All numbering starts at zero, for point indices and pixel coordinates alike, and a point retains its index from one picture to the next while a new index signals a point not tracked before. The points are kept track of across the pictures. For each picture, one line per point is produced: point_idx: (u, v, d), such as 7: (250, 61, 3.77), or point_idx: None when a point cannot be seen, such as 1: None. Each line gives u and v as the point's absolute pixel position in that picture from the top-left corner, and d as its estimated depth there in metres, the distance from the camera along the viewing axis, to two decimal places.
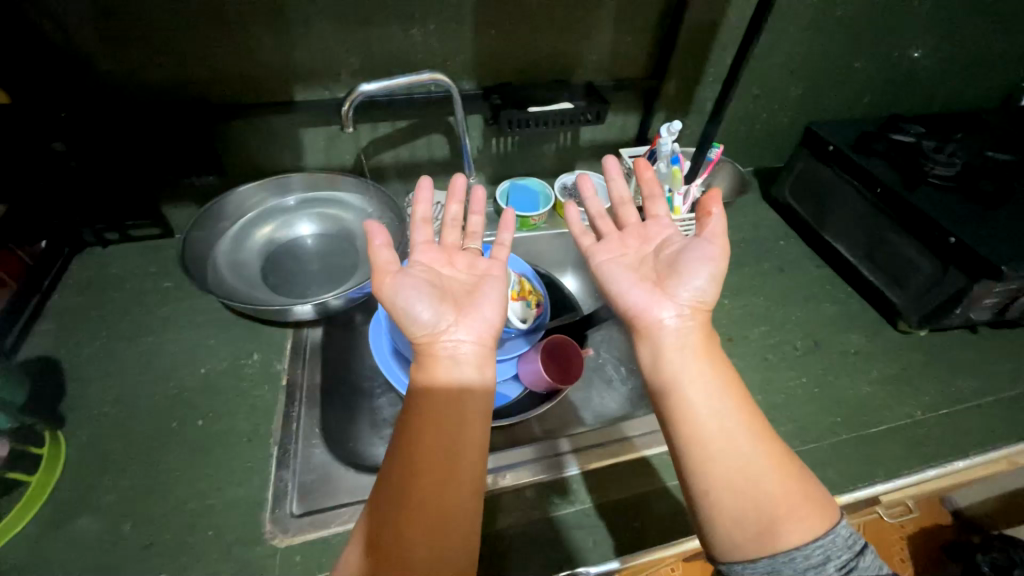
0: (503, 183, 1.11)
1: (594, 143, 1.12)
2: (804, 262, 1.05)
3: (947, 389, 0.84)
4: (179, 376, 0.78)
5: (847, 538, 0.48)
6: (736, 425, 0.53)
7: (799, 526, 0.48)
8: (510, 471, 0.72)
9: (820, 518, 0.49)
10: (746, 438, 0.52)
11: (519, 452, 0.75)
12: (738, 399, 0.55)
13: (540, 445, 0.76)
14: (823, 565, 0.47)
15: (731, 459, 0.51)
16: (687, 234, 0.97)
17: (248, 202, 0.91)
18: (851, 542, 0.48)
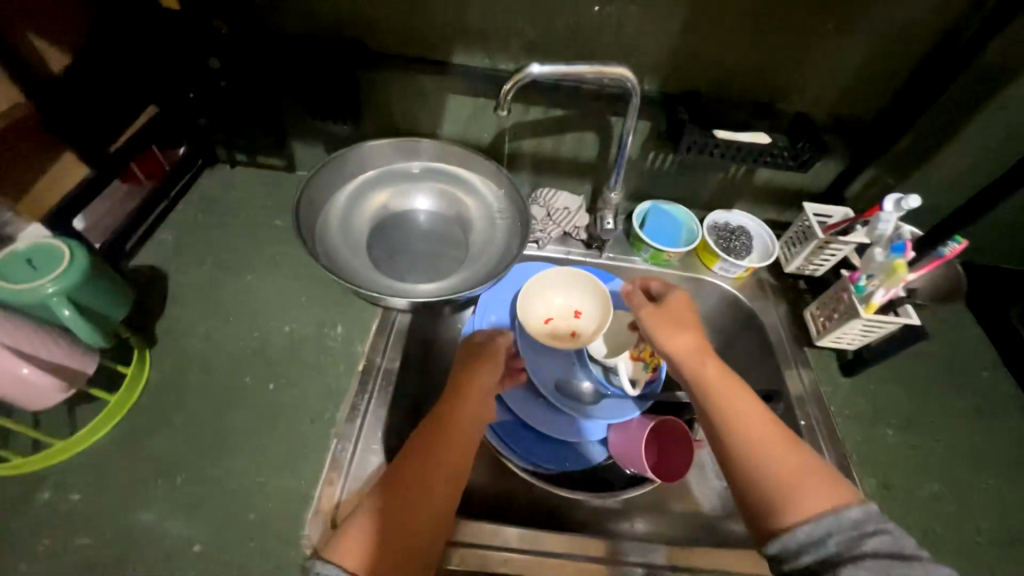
0: (644, 203, 0.94)
1: (771, 184, 0.91)
2: (1012, 412, 0.78)
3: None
4: (265, 327, 0.75)
5: (855, 520, 0.46)
6: (742, 423, 0.56)
7: (805, 510, 0.48)
8: (573, 560, 0.62)
9: (830, 503, 0.48)
10: (754, 430, 0.55)
11: (588, 542, 0.63)
12: (740, 397, 0.58)
13: (617, 542, 0.63)
14: (823, 539, 0.46)
15: (742, 452, 0.54)
16: (866, 336, 0.75)
17: (373, 160, 0.83)
18: (861, 525, 0.46)
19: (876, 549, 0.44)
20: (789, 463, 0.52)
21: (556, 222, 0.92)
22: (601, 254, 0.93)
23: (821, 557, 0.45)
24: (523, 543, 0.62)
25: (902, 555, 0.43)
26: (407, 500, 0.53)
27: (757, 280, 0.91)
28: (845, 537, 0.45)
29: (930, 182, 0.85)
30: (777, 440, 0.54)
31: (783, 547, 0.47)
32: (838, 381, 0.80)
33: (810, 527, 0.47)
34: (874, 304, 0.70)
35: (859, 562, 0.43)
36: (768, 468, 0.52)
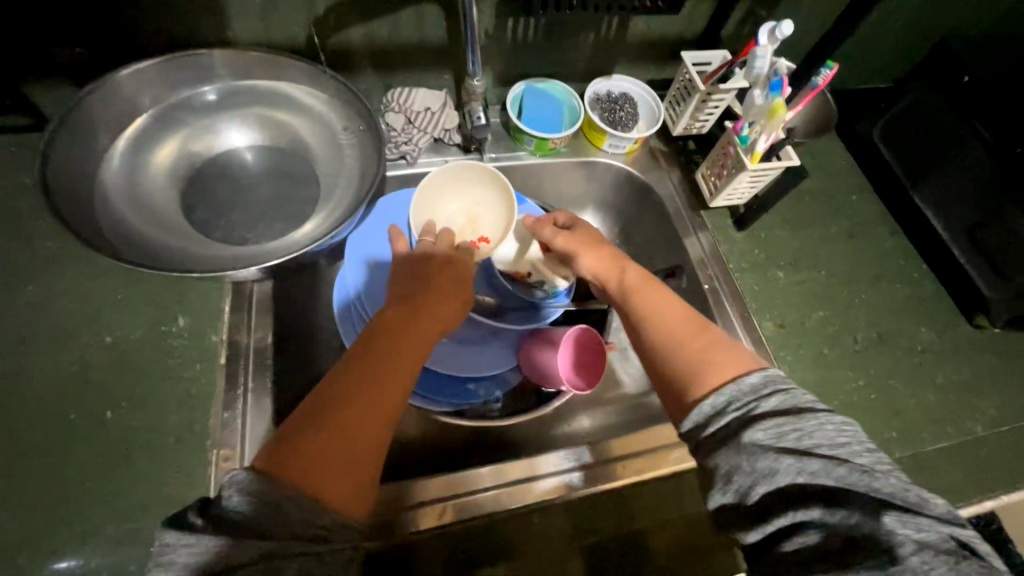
0: (517, 85, 0.81)
1: (647, 38, 0.81)
2: (878, 227, 0.85)
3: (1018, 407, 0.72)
4: (78, 346, 0.59)
5: (753, 385, 0.47)
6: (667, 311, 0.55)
7: (710, 383, 0.48)
8: (516, 489, 0.60)
9: (732, 370, 0.49)
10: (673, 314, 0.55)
11: (528, 464, 0.61)
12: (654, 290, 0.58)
13: (561, 455, 0.62)
14: (724, 408, 0.46)
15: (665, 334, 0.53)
16: (754, 189, 0.75)
17: (146, 90, 0.61)
18: (759, 388, 0.46)
19: (771, 407, 0.45)
20: (698, 337, 0.52)
21: (419, 127, 0.77)
22: (482, 157, 0.82)
23: (728, 425, 0.45)
24: (494, 480, 0.60)
25: (795, 408, 0.45)
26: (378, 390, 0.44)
27: (648, 149, 0.86)
28: (745, 402, 0.46)
29: (799, 6, 0.79)
30: (690, 325, 0.54)
31: (693, 422, 0.47)
32: (733, 237, 0.80)
33: (713, 398, 0.47)
34: (758, 153, 0.67)
35: (757, 424, 0.44)
36: (676, 351, 0.52)
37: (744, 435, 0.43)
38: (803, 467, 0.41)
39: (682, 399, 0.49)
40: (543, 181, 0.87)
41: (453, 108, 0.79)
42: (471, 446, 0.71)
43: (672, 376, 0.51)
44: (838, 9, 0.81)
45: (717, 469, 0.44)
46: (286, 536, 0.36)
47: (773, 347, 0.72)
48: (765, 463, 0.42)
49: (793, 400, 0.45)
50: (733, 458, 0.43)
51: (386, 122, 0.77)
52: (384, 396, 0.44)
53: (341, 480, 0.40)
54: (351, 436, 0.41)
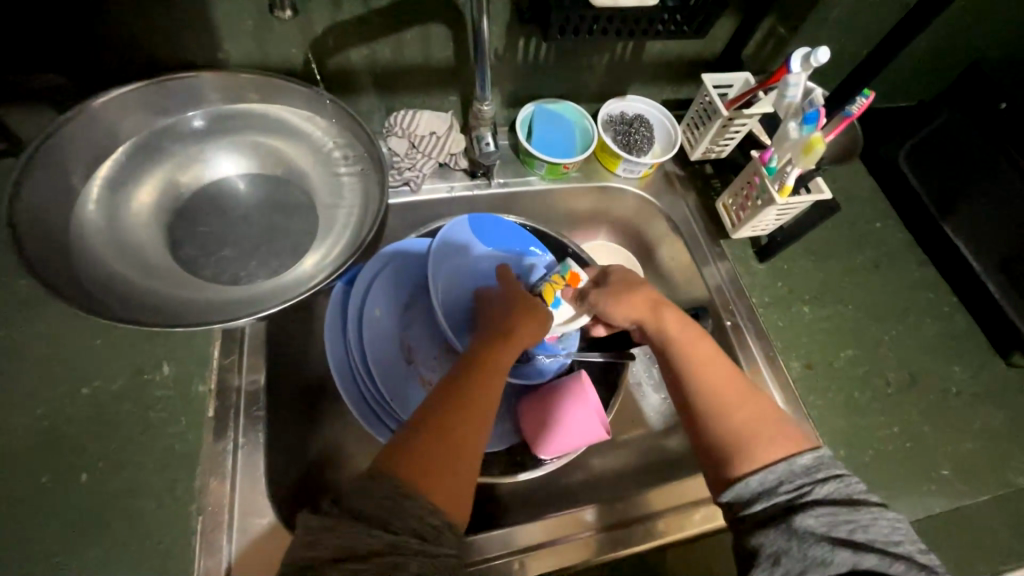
0: (527, 107, 0.77)
1: (664, 59, 0.77)
2: (906, 257, 0.80)
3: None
4: (51, 399, 0.54)
5: (807, 466, 0.45)
6: (716, 377, 0.53)
7: (759, 459, 0.47)
8: (529, 556, 0.55)
9: (782, 450, 0.47)
10: (725, 381, 0.53)
11: (545, 527, 0.57)
12: (706, 351, 0.56)
13: (579, 515, 0.58)
14: (774, 488, 0.45)
15: (710, 399, 0.52)
16: (778, 221, 0.71)
17: (130, 117, 0.57)
18: (811, 470, 0.45)
19: (824, 494, 0.43)
20: (749, 408, 0.51)
21: (423, 152, 0.73)
22: (489, 182, 0.77)
23: (776, 505, 0.43)
24: (507, 545, 0.56)
25: (851, 499, 0.43)
26: (474, 397, 0.47)
27: (664, 174, 0.82)
28: (797, 485, 0.44)
29: (824, 26, 0.75)
30: (739, 392, 0.52)
31: (737, 494, 0.46)
32: (755, 269, 0.76)
33: (763, 475, 0.45)
34: (788, 187, 0.62)
35: (810, 510, 0.42)
36: (728, 421, 0.50)
37: (795, 519, 0.42)
38: (857, 561, 0.39)
39: (729, 475, 0.47)
40: (553, 206, 0.83)
41: (459, 131, 0.75)
42: (479, 499, 0.66)
43: (714, 448, 0.50)
44: (866, 28, 0.77)
45: (761, 549, 0.42)
46: (405, 531, 0.37)
47: (801, 390, 0.68)
48: (817, 551, 0.40)
49: (846, 488, 0.44)
50: (780, 540, 0.41)
51: (389, 146, 0.73)
52: (478, 401, 0.47)
53: (449, 486, 0.42)
54: (451, 440, 0.43)
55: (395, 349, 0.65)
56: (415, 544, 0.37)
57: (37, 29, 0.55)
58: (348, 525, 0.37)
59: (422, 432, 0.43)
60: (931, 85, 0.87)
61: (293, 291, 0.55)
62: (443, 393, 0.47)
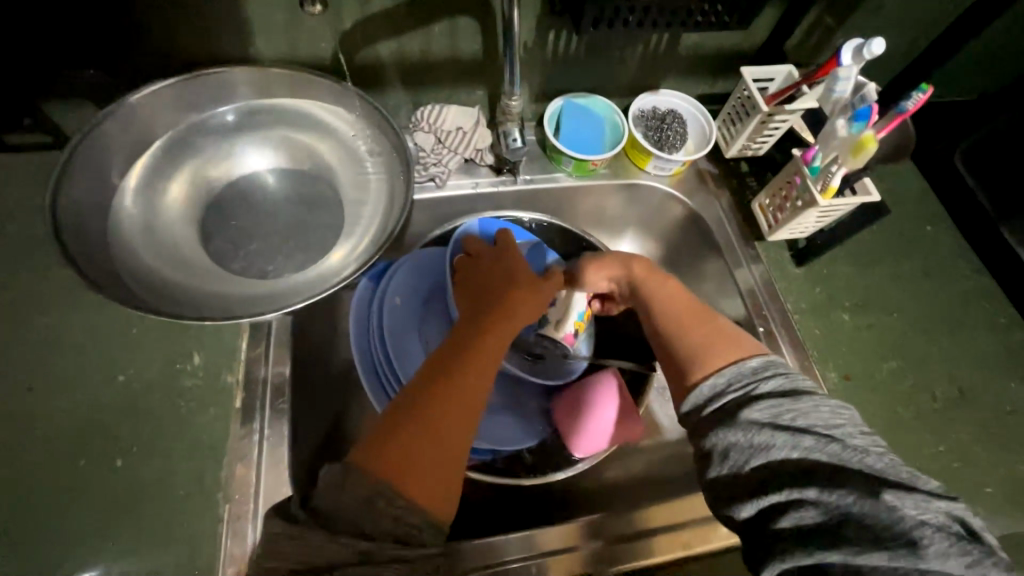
0: (555, 101, 0.75)
1: (701, 51, 0.73)
2: (959, 264, 0.75)
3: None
4: (90, 385, 0.56)
5: (755, 368, 0.46)
6: (673, 297, 0.54)
7: (712, 364, 0.47)
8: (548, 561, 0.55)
9: (734, 354, 0.48)
10: (677, 299, 0.54)
11: (564, 531, 0.56)
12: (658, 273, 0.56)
13: (597, 520, 0.57)
14: (724, 389, 0.45)
15: (664, 313, 0.53)
16: (819, 223, 0.67)
17: (165, 112, 0.58)
18: (758, 371, 0.46)
19: (768, 389, 0.44)
20: (708, 330, 0.50)
21: (449, 147, 0.72)
22: (515, 179, 0.76)
23: (725, 404, 0.44)
24: (526, 549, 0.55)
25: (794, 392, 0.44)
26: (466, 382, 0.44)
27: (697, 171, 0.79)
28: (744, 384, 0.45)
29: (878, 14, 0.70)
30: (694, 309, 0.53)
31: (694, 401, 0.46)
32: (791, 274, 0.72)
33: (715, 378, 0.46)
34: (833, 188, 0.59)
35: (754, 405, 0.43)
36: (685, 335, 0.50)
37: (741, 414, 0.43)
38: (797, 444, 0.40)
39: (684, 383, 0.48)
40: (580, 203, 0.81)
41: (485, 127, 0.74)
42: (499, 500, 0.65)
43: (669, 360, 0.50)
44: (925, 17, 0.71)
45: (714, 447, 0.43)
46: (380, 536, 0.37)
47: (837, 402, 0.64)
48: (760, 439, 0.41)
49: (790, 383, 0.44)
50: (732, 435, 0.42)
51: (415, 141, 0.72)
52: (466, 389, 0.44)
53: (431, 481, 0.39)
54: (436, 431, 0.41)
55: (415, 344, 0.64)
56: (390, 549, 0.36)
57: (80, 27, 0.57)
58: (320, 533, 0.36)
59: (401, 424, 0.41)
60: (995, 78, 0.81)
61: (318, 287, 0.55)
62: (428, 380, 0.44)
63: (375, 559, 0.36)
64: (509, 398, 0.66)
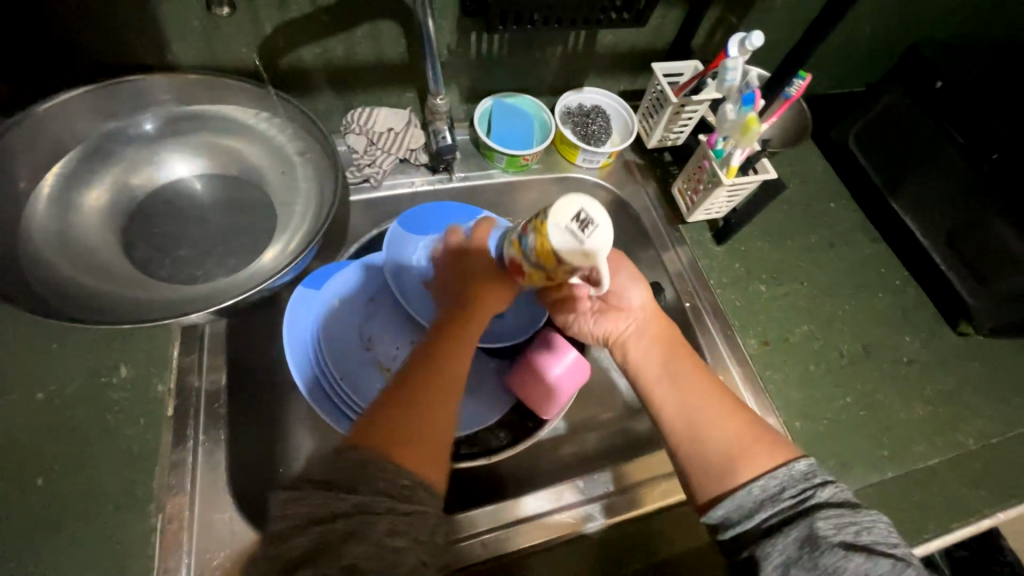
0: (485, 101, 0.79)
1: (617, 51, 0.79)
2: (859, 235, 0.83)
3: (1017, 422, 0.69)
4: (4, 405, 0.53)
5: (804, 472, 0.47)
6: (702, 392, 0.55)
7: (746, 476, 0.48)
8: (513, 532, 0.58)
9: (773, 461, 0.49)
10: (699, 388, 0.55)
11: (528, 503, 0.60)
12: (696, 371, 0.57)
13: (554, 490, 0.61)
14: (778, 495, 0.46)
15: (699, 404, 0.54)
16: (731, 203, 0.73)
17: (78, 121, 0.56)
18: (810, 475, 0.46)
19: (828, 497, 0.45)
20: (739, 426, 0.52)
21: (383, 148, 0.74)
22: (451, 176, 0.79)
23: (781, 512, 0.45)
24: (492, 522, 0.59)
25: (851, 502, 0.45)
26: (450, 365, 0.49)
27: (624, 163, 0.84)
28: (800, 489, 0.46)
29: (768, 14, 0.78)
30: (722, 403, 0.54)
31: (720, 515, 0.47)
32: (714, 252, 0.78)
33: (761, 485, 0.47)
34: (734, 167, 0.64)
35: (818, 514, 0.43)
36: (714, 438, 0.51)
37: (803, 526, 0.43)
38: (872, 568, 0.40)
39: (715, 495, 0.48)
40: (517, 198, 0.85)
41: (417, 127, 0.76)
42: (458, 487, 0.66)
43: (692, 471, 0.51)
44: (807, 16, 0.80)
45: (768, 558, 0.43)
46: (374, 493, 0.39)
47: (759, 367, 0.70)
48: (830, 559, 0.41)
49: (846, 494, 0.45)
50: (790, 549, 0.42)
51: (348, 144, 0.73)
52: (451, 369, 0.49)
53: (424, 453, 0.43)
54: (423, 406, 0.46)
55: (353, 338, 0.65)
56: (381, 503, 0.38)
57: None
58: (314, 492, 0.38)
59: (394, 406, 0.45)
60: (877, 71, 0.91)
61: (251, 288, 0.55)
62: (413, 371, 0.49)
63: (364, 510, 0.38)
64: None
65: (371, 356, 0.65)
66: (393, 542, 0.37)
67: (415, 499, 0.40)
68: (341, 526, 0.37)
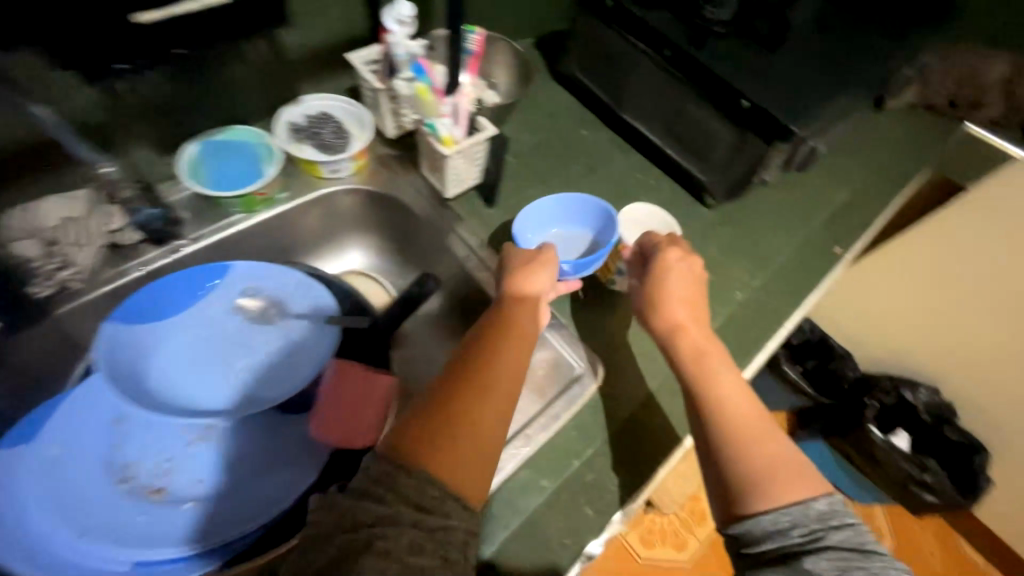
0: (189, 146, 0.70)
1: (307, 51, 0.73)
2: (611, 150, 0.89)
3: (766, 265, 0.81)
4: None
5: (825, 512, 0.52)
6: (751, 402, 0.59)
7: (772, 498, 0.53)
8: None
9: (807, 492, 0.54)
10: (749, 406, 0.59)
11: None
12: (743, 392, 0.59)
13: None
14: (790, 530, 0.52)
15: (744, 413, 0.58)
16: (478, 167, 0.73)
17: None
18: (827, 516, 0.52)
19: (838, 540, 0.50)
20: (759, 422, 0.58)
21: (71, 242, 0.62)
22: (183, 242, 0.69)
23: (785, 547, 0.51)
24: None
25: (860, 547, 0.51)
26: (461, 409, 0.53)
27: (376, 159, 0.80)
28: (812, 530, 0.51)
29: None
30: (762, 424, 0.58)
31: (739, 527, 0.53)
32: (488, 215, 0.78)
33: (777, 515, 0.52)
34: (445, 137, 0.66)
35: (822, 555, 0.49)
36: (742, 455, 0.55)
37: (807, 562, 0.49)
38: None
39: (735, 511, 0.54)
40: (277, 235, 0.77)
41: (110, 204, 0.65)
42: None
43: (718, 488, 0.55)
44: None
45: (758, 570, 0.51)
46: (371, 525, 0.45)
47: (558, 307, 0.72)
48: None
49: (860, 539, 0.51)
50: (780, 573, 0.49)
51: (17, 254, 0.60)
52: (473, 409, 0.54)
53: (462, 478, 0.50)
54: (462, 447, 0.51)
55: (100, 477, 0.56)
56: (413, 517, 0.46)
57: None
58: (323, 540, 0.45)
59: (455, 423, 0.52)
60: None
61: None
62: (444, 406, 0.53)
63: (381, 547, 0.44)
64: (249, 464, 0.61)
65: (129, 488, 0.57)
66: (413, 559, 0.44)
67: (438, 513, 0.47)
68: (328, 551, 0.44)
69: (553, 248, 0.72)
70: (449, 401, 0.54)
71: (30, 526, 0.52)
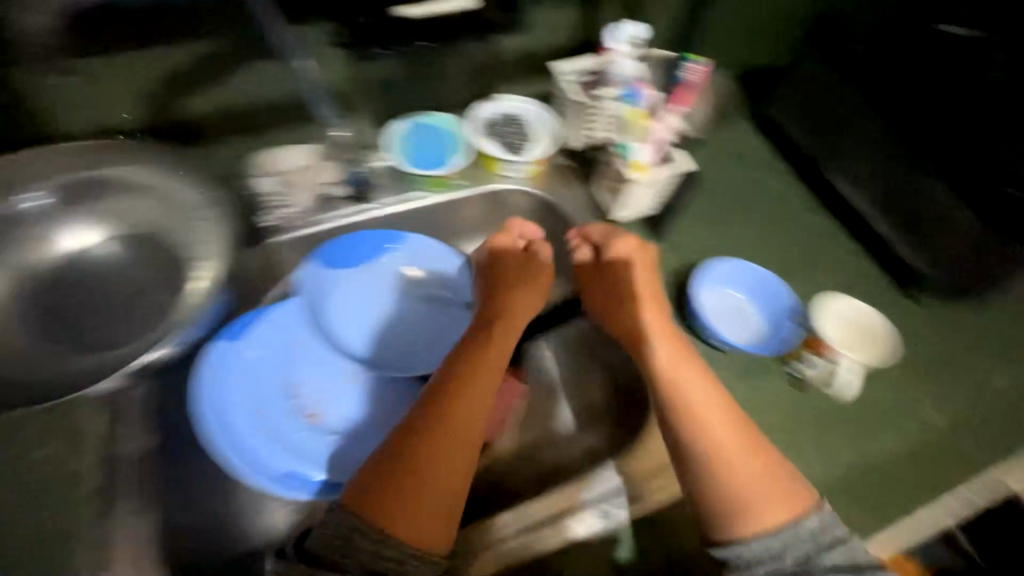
0: (396, 125, 0.77)
1: (520, 56, 0.78)
2: (801, 208, 0.80)
3: (976, 387, 0.67)
4: None
5: None
6: (723, 453, 0.53)
7: (761, 523, 0.50)
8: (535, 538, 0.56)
9: (801, 532, 0.49)
10: (727, 472, 0.52)
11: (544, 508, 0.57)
12: (723, 428, 0.54)
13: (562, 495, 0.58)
14: None
15: (713, 473, 0.52)
16: (658, 195, 0.70)
17: None
18: None
19: None
20: (754, 466, 0.52)
21: (297, 187, 0.72)
22: (375, 205, 0.77)
23: None
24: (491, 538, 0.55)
25: None
26: (429, 444, 0.53)
27: (551, 167, 0.82)
28: None
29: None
30: (775, 460, 0.53)
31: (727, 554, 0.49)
32: (649, 246, 0.76)
33: (767, 551, 0.48)
34: (638, 161, 0.64)
35: None
36: (740, 485, 0.51)
37: None
38: None
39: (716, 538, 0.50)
40: (447, 217, 0.82)
41: (331, 160, 0.74)
42: None
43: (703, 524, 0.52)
44: None
45: None
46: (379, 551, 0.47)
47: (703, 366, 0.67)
48: None
49: None
50: None
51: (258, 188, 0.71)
52: (434, 459, 0.52)
53: (422, 526, 0.49)
54: (443, 474, 0.52)
55: (279, 389, 0.67)
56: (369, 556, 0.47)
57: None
58: (343, 543, 0.47)
59: (404, 478, 0.50)
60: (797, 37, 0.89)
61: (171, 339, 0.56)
62: (416, 434, 0.53)
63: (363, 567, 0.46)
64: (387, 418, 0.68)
65: (297, 406, 0.67)
66: None
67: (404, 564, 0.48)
68: (329, 540, 0.47)
69: (727, 306, 0.67)
70: (427, 435, 0.53)
71: (222, 413, 0.62)
